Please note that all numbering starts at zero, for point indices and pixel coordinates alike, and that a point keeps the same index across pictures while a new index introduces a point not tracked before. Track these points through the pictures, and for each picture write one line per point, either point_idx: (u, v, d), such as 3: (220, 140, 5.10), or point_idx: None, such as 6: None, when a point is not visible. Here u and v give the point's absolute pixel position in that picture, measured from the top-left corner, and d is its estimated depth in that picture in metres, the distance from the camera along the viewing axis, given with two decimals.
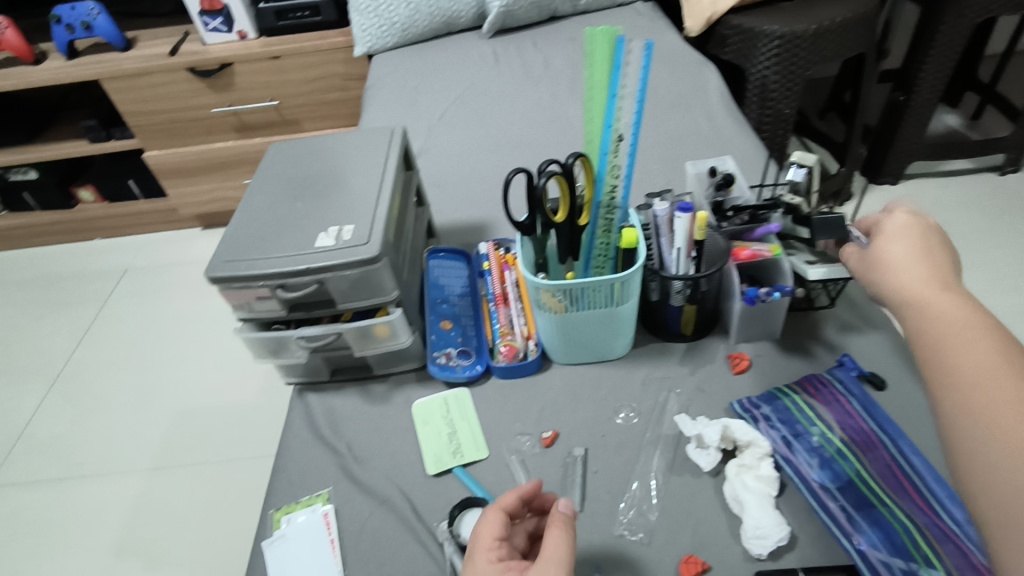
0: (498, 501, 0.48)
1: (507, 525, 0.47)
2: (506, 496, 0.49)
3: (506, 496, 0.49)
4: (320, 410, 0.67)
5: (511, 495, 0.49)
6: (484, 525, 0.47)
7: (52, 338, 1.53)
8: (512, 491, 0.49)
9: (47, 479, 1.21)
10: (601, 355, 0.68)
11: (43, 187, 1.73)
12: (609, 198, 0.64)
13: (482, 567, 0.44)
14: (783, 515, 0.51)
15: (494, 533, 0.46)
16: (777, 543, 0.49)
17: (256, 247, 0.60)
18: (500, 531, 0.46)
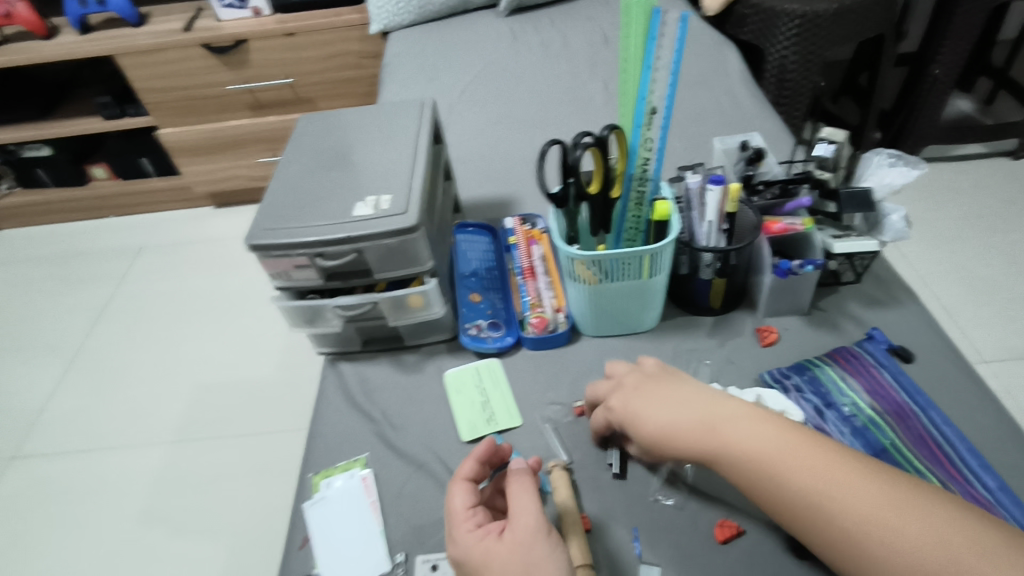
0: (458, 473, 0.50)
1: (475, 492, 0.49)
2: (465, 465, 0.50)
3: (463, 465, 0.50)
4: (354, 379, 0.68)
5: (468, 462, 0.50)
6: (454, 499, 0.48)
7: (68, 315, 1.54)
8: (469, 457, 0.51)
9: (68, 451, 1.22)
10: (630, 328, 0.69)
11: (56, 164, 1.73)
12: (642, 171, 0.65)
13: (463, 538, 0.45)
14: None
15: (458, 505, 0.48)
16: None
17: (294, 215, 0.61)
18: (470, 499, 0.48)
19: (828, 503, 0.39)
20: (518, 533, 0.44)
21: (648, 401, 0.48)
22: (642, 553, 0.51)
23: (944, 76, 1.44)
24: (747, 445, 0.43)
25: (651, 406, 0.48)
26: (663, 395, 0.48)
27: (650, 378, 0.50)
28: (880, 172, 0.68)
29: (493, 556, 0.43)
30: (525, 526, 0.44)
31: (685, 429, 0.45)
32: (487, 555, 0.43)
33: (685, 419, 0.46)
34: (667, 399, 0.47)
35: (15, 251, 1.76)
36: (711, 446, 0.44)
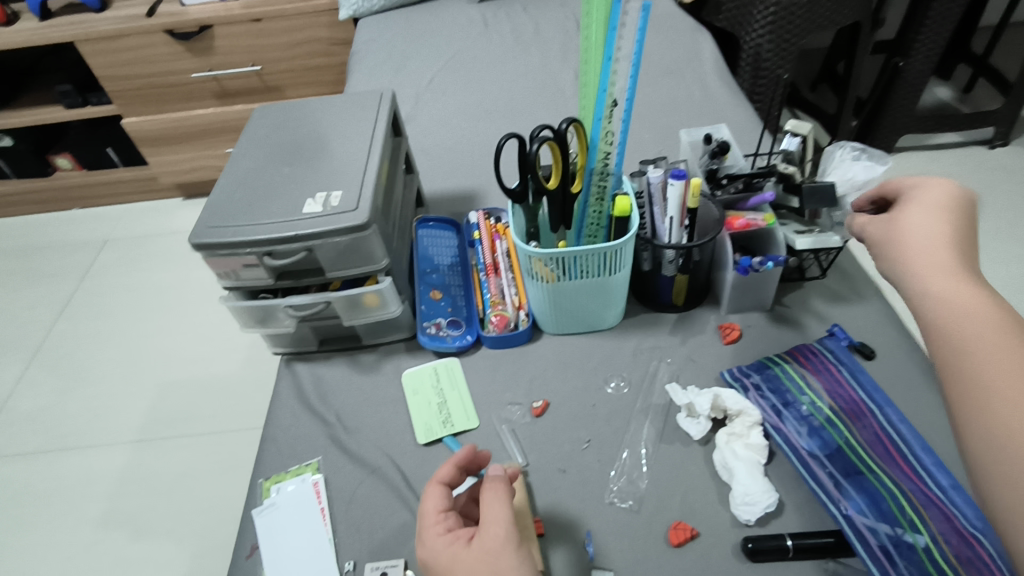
0: (435, 476, 0.49)
1: (450, 496, 0.48)
2: (442, 469, 0.49)
3: (442, 469, 0.49)
4: (309, 380, 0.67)
5: (445, 466, 0.49)
6: (427, 501, 0.47)
7: (32, 310, 1.50)
8: (447, 462, 0.50)
9: (31, 452, 1.20)
10: (592, 326, 0.68)
11: (18, 155, 1.68)
12: (602, 166, 0.63)
13: (431, 542, 0.44)
14: (771, 482, 0.52)
15: (433, 506, 0.46)
16: (765, 509, 0.50)
17: (242, 212, 0.59)
18: (443, 502, 0.47)
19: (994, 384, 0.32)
20: (487, 539, 0.42)
21: (911, 226, 0.42)
22: (595, 556, 0.50)
23: (918, 66, 1.43)
24: (967, 300, 0.36)
25: (908, 229, 0.41)
26: (947, 232, 0.40)
27: (949, 214, 0.41)
28: (844, 166, 0.66)
29: (460, 560, 0.42)
30: (495, 531, 0.42)
31: (915, 263, 0.40)
32: (454, 559, 0.42)
33: (934, 252, 0.39)
34: (940, 237, 0.40)
35: None
36: (931, 286, 0.38)
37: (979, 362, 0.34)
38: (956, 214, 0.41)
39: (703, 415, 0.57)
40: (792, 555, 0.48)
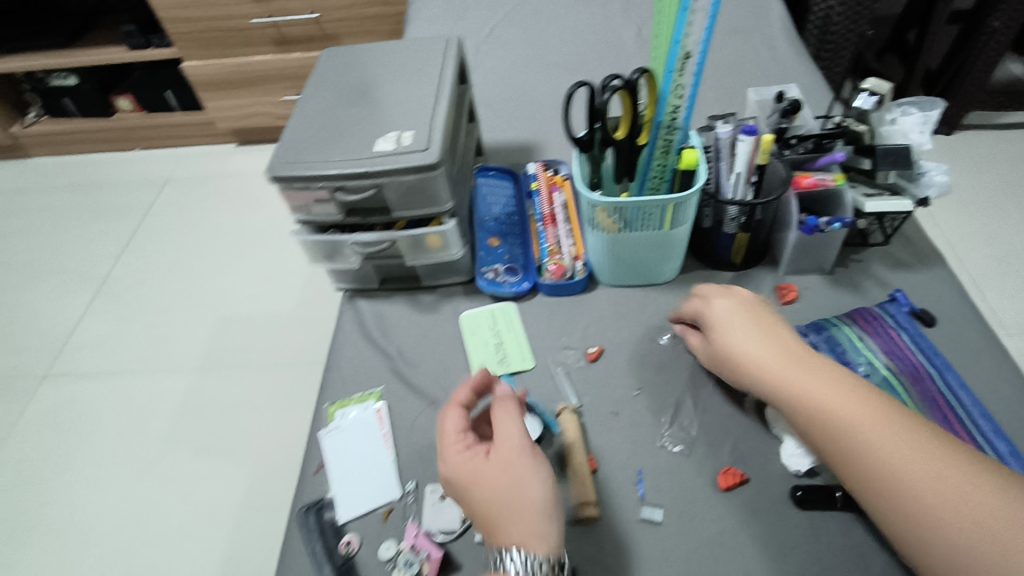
0: (454, 398, 0.50)
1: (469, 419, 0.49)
2: (459, 392, 0.50)
3: (457, 392, 0.50)
4: (371, 315, 0.69)
5: (463, 390, 0.50)
6: (447, 421, 0.48)
7: (97, 244, 1.59)
8: (463, 385, 0.51)
9: (101, 373, 1.30)
10: (648, 279, 0.69)
11: (83, 94, 1.74)
12: (671, 120, 0.62)
13: (453, 459, 0.46)
14: None
15: (449, 428, 0.48)
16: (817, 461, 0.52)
17: (315, 147, 0.60)
18: (462, 423, 0.48)
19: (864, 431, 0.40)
20: (506, 454, 0.45)
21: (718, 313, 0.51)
22: (645, 495, 0.52)
23: (1002, 31, 1.33)
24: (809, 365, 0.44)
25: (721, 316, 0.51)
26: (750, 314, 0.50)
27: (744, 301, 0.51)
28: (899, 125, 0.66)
29: (481, 474, 0.44)
30: (514, 447, 0.45)
31: (738, 346, 0.47)
32: (476, 474, 0.44)
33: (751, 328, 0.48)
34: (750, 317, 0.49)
35: (45, 178, 1.80)
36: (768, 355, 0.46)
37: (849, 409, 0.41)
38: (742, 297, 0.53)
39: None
40: (840, 506, 0.50)
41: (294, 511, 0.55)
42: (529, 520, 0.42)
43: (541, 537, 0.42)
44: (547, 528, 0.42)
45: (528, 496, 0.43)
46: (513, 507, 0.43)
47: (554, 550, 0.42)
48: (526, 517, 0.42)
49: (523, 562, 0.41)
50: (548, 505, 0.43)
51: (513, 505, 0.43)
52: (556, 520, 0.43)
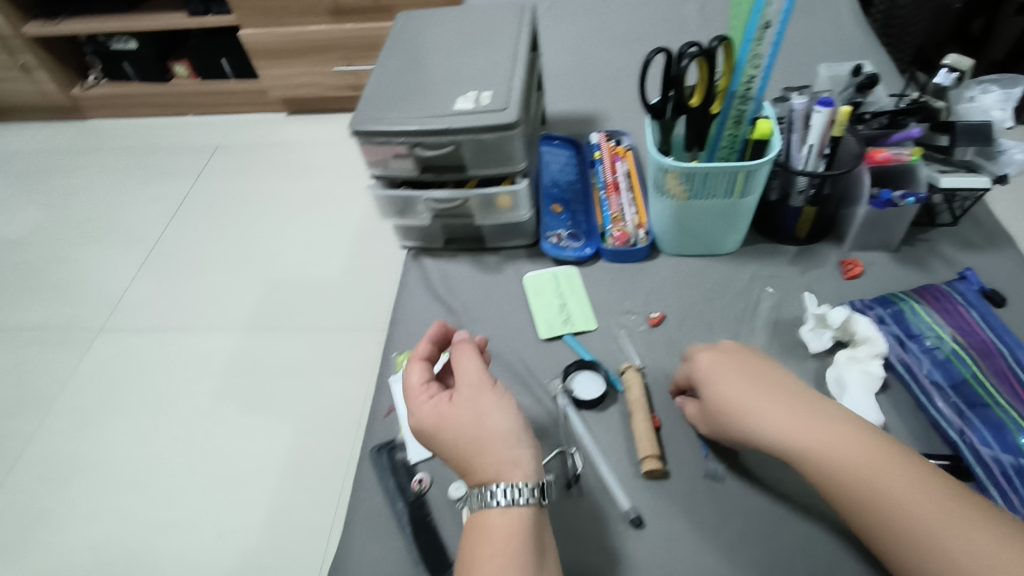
0: (415, 353, 0.52)
1: (431, 370, 0.51)
2: (420, 346, 0.52)
3: (419, 346, 0.52)
4: (436, 273, 0.71)
5: (423, 343, 0.52)
6: (411, 374, 0.50)
7: (152, 204, 1.64)
8: (423, 339, 0.53)
9: (156, 326, 1.35)
10: (711, 249, 0.69)
11: (142, 59, 1.79)
12: (745, 90, 0.61)
13: (420, 405, 0.48)
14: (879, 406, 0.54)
15: (410, 380, 0.50)
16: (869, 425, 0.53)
17: (396, 103, 0.62)
18: (424, 374, 0.50)
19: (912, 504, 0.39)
20: (469, 396, 0.47)
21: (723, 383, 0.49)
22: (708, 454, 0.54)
23: None
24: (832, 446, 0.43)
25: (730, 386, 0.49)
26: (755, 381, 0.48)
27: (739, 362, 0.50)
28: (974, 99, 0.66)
29: (447, 416, 0.46)
30: (474, 387, 0.48)
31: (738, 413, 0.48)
32: (441, 418, 0.46)
33: (765, 406, 0.46)
34: (753, 388, 0.48)
35: (102, 139, 1.86)
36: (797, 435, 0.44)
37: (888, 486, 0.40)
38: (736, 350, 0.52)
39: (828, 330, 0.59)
40: None
41: (365, 450, 0.58)
42: (504, 450, 0.45)
43: (517, 464, 0.44)
44: (524, 455, 0.45)
45: (495, 428, 0.45)
46: (484, 440, 0.45)
47: (533, 475, 0.44)
48: (501, 447, 0.45)
49: (508, 491, 0.43)
50: (519, 434, 0.46)
51: (483, 438, 0.45)
52: (527, 446, 0.46)
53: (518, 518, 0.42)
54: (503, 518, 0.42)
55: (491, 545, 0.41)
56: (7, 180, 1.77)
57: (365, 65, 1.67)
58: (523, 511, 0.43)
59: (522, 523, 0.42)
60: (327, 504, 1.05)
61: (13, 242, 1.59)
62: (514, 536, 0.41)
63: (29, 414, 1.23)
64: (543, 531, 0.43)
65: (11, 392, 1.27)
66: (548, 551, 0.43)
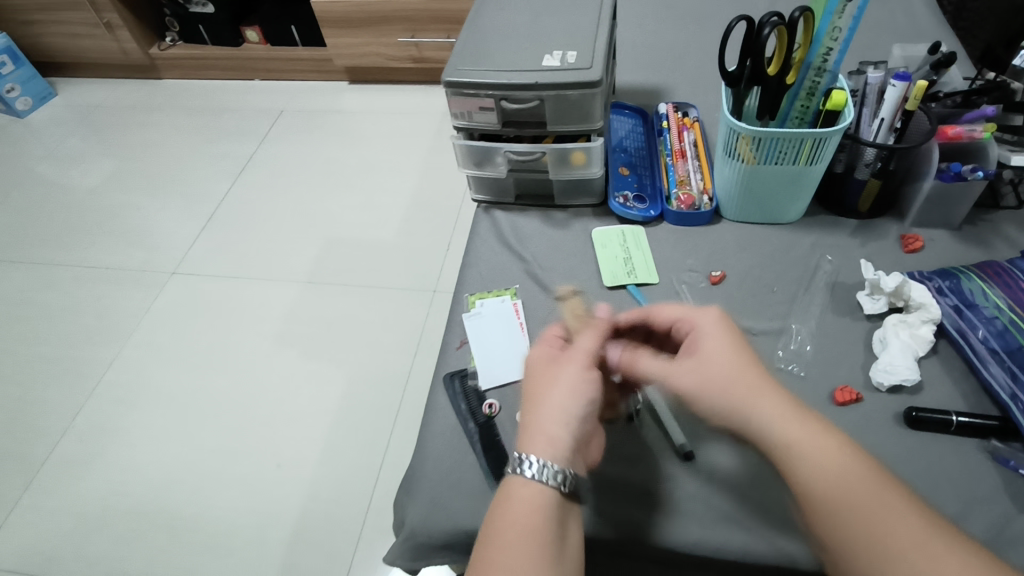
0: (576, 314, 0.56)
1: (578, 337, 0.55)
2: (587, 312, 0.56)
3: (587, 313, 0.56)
4: (506, 224, 0.75)
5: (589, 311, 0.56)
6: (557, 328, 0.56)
7: (220, 161, 1.73)
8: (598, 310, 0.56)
9: (222, 274, 1.43)
10: (773, 218, 0.72)
11: (217, 23, 1.87)
12: (822, 62, 0.64)
13: (536, 349, 0.53)
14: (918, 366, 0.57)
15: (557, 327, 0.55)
16: (901, 380, 0.56)
17: (486, 58, 0.66)
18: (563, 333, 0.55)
19: (891, 522, 0.38)
20: (566, 366, 0.50)
21: (712, 364, 0.47)
22: None
23: None
24: (816, 452, 0.41)
25: (727, 369, 0.46)
26: (756, 373, 0.46)
27: (739, 350, 0.48)
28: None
29: (542, 370, 0.51)
30: (575, 361, 0.50)
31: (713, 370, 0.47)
32: (536, 369, 0.51)
33: (757, 399, 0.44)
34: (751, 377, 0.46)
35: (175, 99, 1.96)
36: (788, 433, 0.43)
37: (867, 502, 0.39)
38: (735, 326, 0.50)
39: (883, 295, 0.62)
40: (953, 430, 0.53)
41: (438, 376, 0.63)
42: (552, 425, 0.46)
43: (552, 440, 0.46)
44: (562, 437, 0.46)
45: (555, 401, 0.47)
46: (546, 407, 0.47)
47: (562, 463, 0.45)
48: (549, 419, 0.46)
49: (538, 466, 0.44)
50: (572, 418, 0.47)
51: (546, 403, 0.48)
52: (572, 432, 0.47)
53: (543, 495, 0.44)
54: (533, 494, 0.44)
55: (514, 515, 0.43)
56: (86, 131, 1.88)
57: (428, 38, 1.70)
58: (550, 492, 0.44)
59: (549, 505, 0.43)
60: (376, 447, 1.12)
61: (93, 188, 1.70)
62: (537, 513, 0.43)
63: (105, 345, 1.33)
64: (566, 518, 0.44)
65: (89, 324, 1.37)
66: (569, 537, 0.44)
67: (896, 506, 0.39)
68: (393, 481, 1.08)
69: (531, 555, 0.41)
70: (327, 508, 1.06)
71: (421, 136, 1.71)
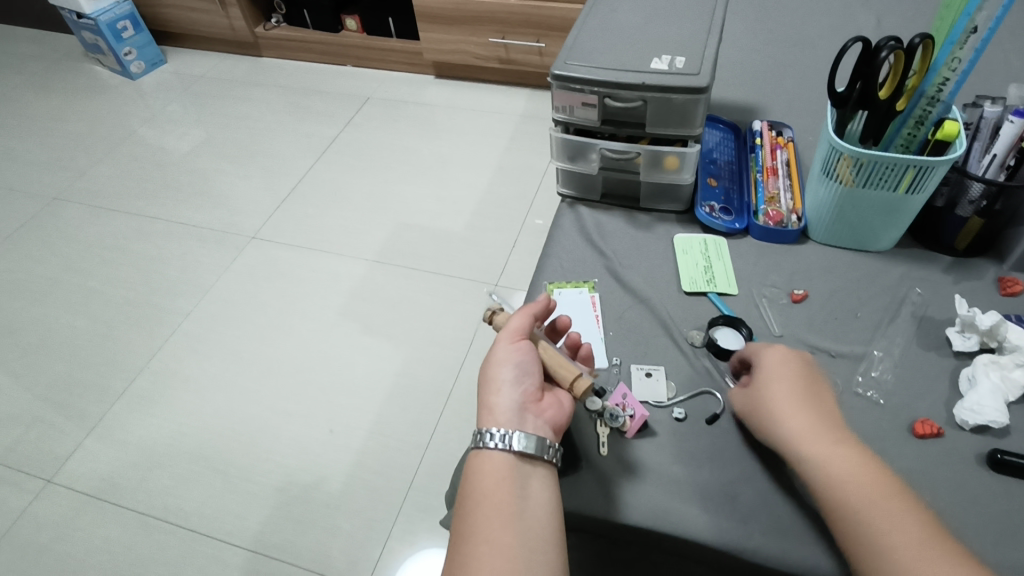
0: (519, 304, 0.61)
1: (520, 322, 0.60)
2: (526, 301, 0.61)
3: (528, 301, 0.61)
4: (589, 220, 0.77)
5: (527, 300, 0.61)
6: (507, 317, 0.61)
7: (306, 140, 1.81)
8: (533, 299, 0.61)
9: (296, 244, 1.50)
10: (863, 245, 0.71)
11: (320, 9, 1.97)
12: (936, 91, 0.63)
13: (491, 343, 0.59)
14: (1007, 409, 0.55)
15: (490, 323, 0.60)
16: (988, 421, 0.54)
17: (595, 56, 0.68)
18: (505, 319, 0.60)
19: (900, 540, 0.42)
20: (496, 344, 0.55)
21: (773, 388, 0.51)
22: None
23: None
24: (846, 471, 0.45)
25: (778, 391, 0.51)
26: (799, 392, 0.50)
27: (798, 373, 0.52)
28: None
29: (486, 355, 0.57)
30: (502, 337, 0.55)
31: (777, 399, 0.51)
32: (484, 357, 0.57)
33: (801, 417, 0.49)
34: (801, 401, 0.50)
35: (272, 77, 2.06)
36: (820, 455, 0.47)
37: (880, 519, 0.43)
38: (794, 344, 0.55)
39: (976, 334, 0.60)
40: None
41: None
42: (490, 396, 0.52)
43: (492, 408, 0.51)
44: (502, 403, 0.51)
45: (487, 376, 0.53)
46: (485, 385, 0.53)
47: (504, 424, 0.50)
48: (485, 392, 0.52)
49: (496, 437, 0.49)
50: (503, 384, 0.52)
51: (483, 382, 0.53)
52: (505, 398, 0.51)
53: (501, 462, 0.48)
54: (489, 464, 0.48)
55: (476, 488, 0.48)
56: (188, 99, 2.01)
57: (518, 41, 1.75)
58: (507, 458, 0.49)
59: (503, 470, 0.48)
60: (425, 427, 1.14)
61: (187, 151, 1.80)
62: (496, 480, 0.47)
63: (184, 297, 1.41)
64: (527, 480, 0.48)
65: (171, 276, 1.45)
66: (533, 496, 0.47)
67: (905, 521, 0.43)
68: (438, 462, 1.10)
69: (491, 522, 0.45)
70: (372, 478, 1.09)
71: (499, 135, 1.75)
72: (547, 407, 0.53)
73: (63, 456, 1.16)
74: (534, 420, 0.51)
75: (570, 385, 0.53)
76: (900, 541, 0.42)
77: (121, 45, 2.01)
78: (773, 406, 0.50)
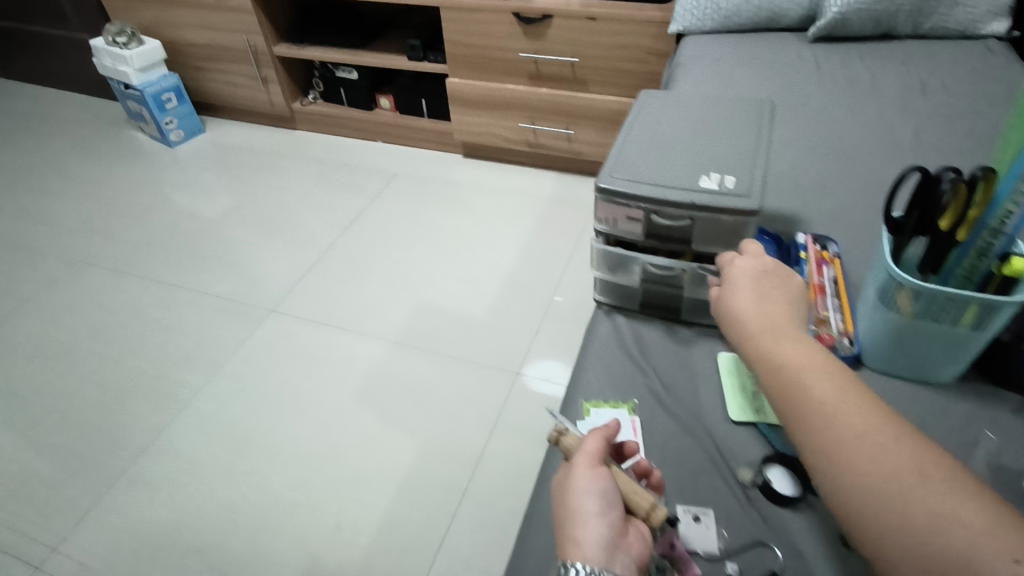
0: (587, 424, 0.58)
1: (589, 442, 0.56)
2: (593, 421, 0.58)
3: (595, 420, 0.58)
4: (628, 332, 0.73)
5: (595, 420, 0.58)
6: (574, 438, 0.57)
7: (333, 213, 1.82)
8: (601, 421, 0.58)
9: (316, 320, 1.48)
10: (922, 376, 0.66)
11: (356, 88, 2.04)
12: (999, 223, 0.59)
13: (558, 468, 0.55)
14: None
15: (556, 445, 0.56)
16: None
17: (641, 170, 0.67)
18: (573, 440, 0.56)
19: (828, 400, 0.46)
20: (574, 466, 0.52)
21: (738, 295, 0.56)
22: None
23: None
24: (791, 354, 0.50)
25: (743, 295, 0.56)
26: (761, 297, 0.56)
27: (763, 283, 0.57)
28: None
29: (560, 480, 0.53)
30: (580, 460, 0.52)
31: (741, 303, 0.56)
32: (556, 482, 0.53)
33: (759, 316, 0.54)
34: (762, 304, 0.55)
35: (304, 149, 2.11)
36: (771, 345, 0.51)
37: (816, 386, 0.47)
38: (773, 289, 0.56)
39: None
40: None
41: (542, 484, 0.63)
42: (575, 528, 0.48)
43: (579, 543, 0.47)
44: (589, 538, 0.47)
45: (570, 504, 0.49)
46: (567, 515, 0.49)
47: (593, 561, 0.46)
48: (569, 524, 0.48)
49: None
50: (588, 515, 0.48)
51: (565, 512, 0.49)
52: (592, 530, 0.47)
53: None
54: None
55: None
56: (221, 167, 2.05)
57: (547, 126, 1.78)
58: None
59: None
60: (438, 529, 1.07)
61: (215, 219, 1.82)
62: None
63: (198, 371, 1.38)
64: None
65: (187, 348, 1.43)
66: None
67: (841, 390, 0.46)
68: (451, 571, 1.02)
69: None
70: None
71: (524, 217, 1.75)
72: (633, 543, 0.48)
73: (57, 540, 1.10)
74: (622, 560, 0.47)
75: (647, 515, 0.50)
76: (830, 402, 0.45)
77: (163, 114, 2.08)
78: (737, 307, 0.55)
